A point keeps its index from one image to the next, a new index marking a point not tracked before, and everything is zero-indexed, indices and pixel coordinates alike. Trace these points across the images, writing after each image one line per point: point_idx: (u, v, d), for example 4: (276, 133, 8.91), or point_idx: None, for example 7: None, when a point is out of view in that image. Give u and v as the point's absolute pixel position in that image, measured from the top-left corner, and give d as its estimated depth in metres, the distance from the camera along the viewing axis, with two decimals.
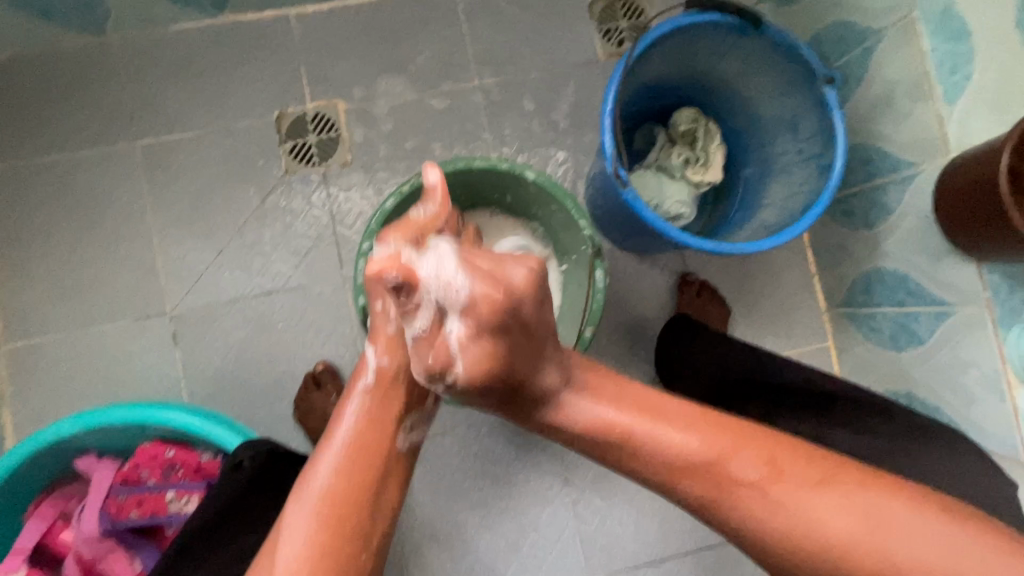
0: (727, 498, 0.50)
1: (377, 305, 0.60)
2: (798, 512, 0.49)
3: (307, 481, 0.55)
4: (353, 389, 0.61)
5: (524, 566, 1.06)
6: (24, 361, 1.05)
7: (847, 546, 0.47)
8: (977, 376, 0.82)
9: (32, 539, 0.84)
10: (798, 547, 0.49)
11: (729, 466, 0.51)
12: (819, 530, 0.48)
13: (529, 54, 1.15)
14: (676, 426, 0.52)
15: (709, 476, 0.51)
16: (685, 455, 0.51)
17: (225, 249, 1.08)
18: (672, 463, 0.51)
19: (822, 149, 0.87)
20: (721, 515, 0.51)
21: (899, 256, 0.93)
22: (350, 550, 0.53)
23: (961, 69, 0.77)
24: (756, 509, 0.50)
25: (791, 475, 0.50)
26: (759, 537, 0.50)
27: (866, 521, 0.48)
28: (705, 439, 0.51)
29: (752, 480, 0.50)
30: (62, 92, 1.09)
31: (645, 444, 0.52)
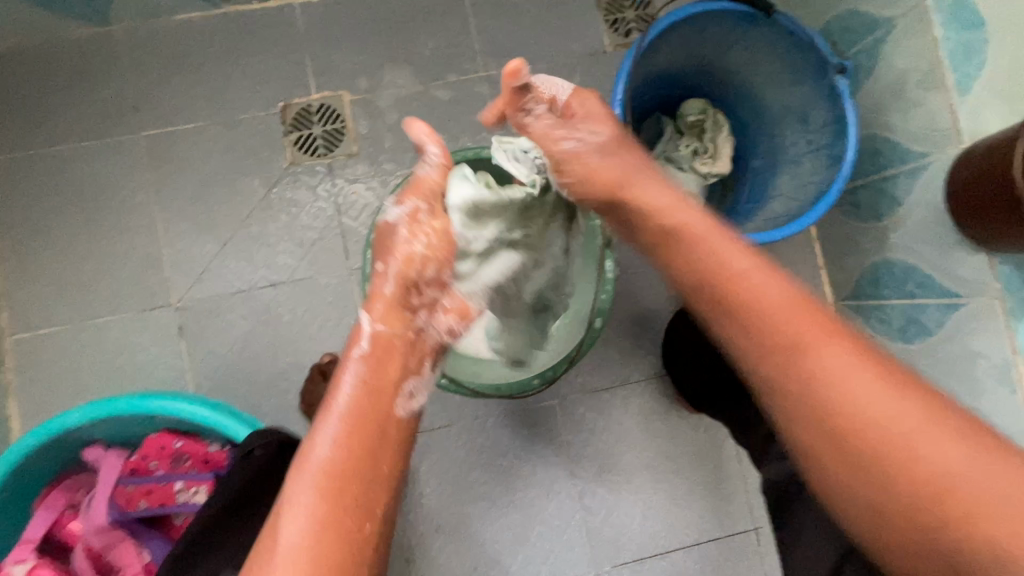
0: (793, 361, 0.47)
1: (380, 265, 0.65)
2: (863, 407, 0.45)
3: (305, 455, 0.53)
4: (349, 355, 0.61)
5: (529, 558, 1.06)
6: (29, 353, 1.05)
7: (901, 453, 0.43)
8: (987, 367, 0.82)
9: (41, 530, 0.84)
10: (840, 442, 0.45)
11: (822, 334, 0.47)
12: (879, 424, 0.44)
13: (535, 45, 1.14)
14: (772, 281, 0.51)
15: (782, 328, 0.48)
16: (768, 293, 0.50)
17: (230, 241, 1.08)
18: (752, 310, 0.50)
19: (833, 139, 0.87)
20: (790, 366, 0.47)
21: (908, 247, 0.92)
22: (355, 521, 0.51)
23: (975, 58, 0.77)
24: (833, 375, 0.46)
25: (880, 378, 0.45)
26: (804, 407, 0.47)
27: (937, 442, 0.42)
28: (793, 309, 0.49)
29: (839, 354, 0.46)
30: (66, 82, 1.09)
31: (716, 274, 0.53)
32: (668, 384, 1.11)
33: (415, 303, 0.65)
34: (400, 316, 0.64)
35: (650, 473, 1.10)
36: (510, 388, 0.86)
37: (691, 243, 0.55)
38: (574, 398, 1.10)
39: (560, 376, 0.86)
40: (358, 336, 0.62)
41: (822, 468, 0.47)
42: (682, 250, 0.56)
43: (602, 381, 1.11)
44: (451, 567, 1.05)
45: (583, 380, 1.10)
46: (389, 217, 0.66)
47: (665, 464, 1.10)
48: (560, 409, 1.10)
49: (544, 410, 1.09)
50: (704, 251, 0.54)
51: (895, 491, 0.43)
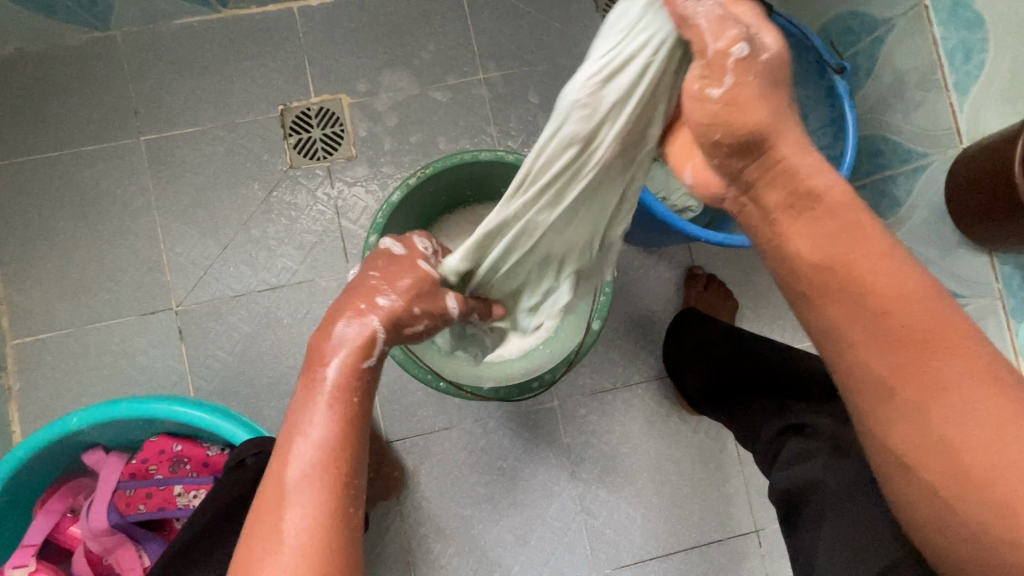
0: (913, 361, 0.43)
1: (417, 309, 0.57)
2: (978, 420, 0.42)
3: (298, 452, 0.51)
4: (337, 351, 0.54)
5: (530, 560, 1.06)
6: (30, 357, 1.05)
7: (1006, 466, 0.41)
8: None
9: (40, 534, 0.84)
10: (945, 452, 0.43)
11: (951, 337, 0.43)
12: (991, 437, 0.41)
13: (534, 47, 1.14)
14: (908, 271, 0.44)
15: (903, 323, 0.43)
16: (901, 288, 0.44)
17: (230, 244, 1.08)
18: (872, 300, 0.44)
19: (832, 139, 0.87)
20: (907, 362, 0.43)
21: (908, 248, 0.90)
22: (355, 508, 0.51)
23: (975, 59, 0.78)
24: (952, 379, 0.42)
25: (992, 393, 0.42)
26: (915, 409, 0.43)
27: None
28: (925, 311, 0.43)
29: (960, 360, 0.42)
30: (66, 88, 1.09)
31: (841, 263, 0.45)
32: (669, 386, 1.11)
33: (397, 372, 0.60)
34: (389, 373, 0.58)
35: (651, 474, 1.10)
36: (508, 392, 0.87)
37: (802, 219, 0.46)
38: (574, 400, 1.10)
39: (559, 379, 0.87)
40: (366, 350, 0.54)
41: (923, 475, 0.44)
42: (821, 221, 0.45)
43: (602, 383, 1.11)
44: (451, 570, 1.05)
45: (583, 381, 1.10)
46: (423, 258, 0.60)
47: (666, 465, 1.10)
48: (560, 410, 1.09)
49: (544, 412, 1.09)
50: (831, 235, 0.45)
51: (996, 505, 0.41)
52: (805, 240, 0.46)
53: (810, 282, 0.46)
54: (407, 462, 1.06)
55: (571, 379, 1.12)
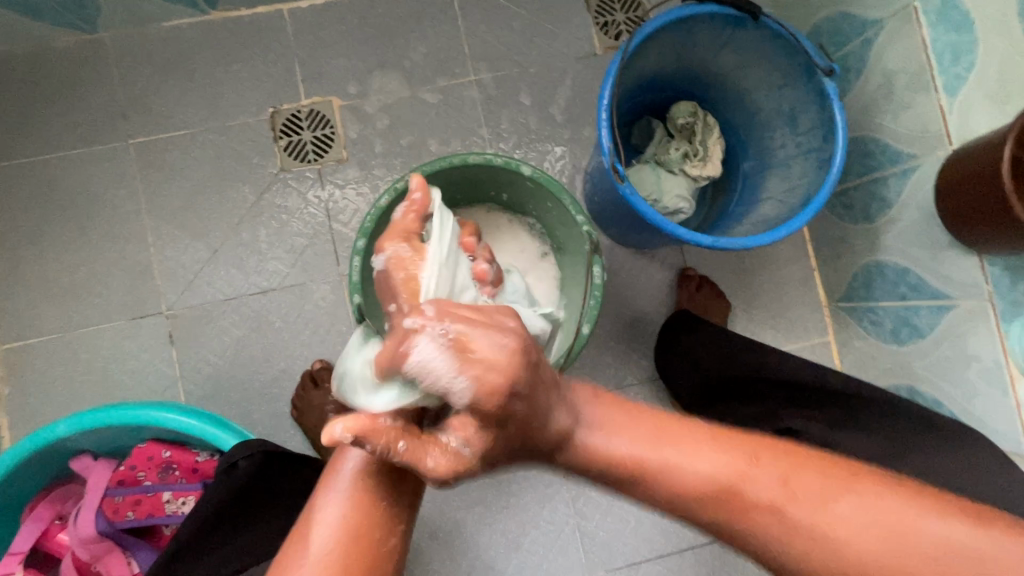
0: (731, 506, 0.51)
1: (392, 307, 0.54)
2: (813, 522, 0.50)
3: (338, 466, 0.58)
4: None
5: (524, 564, 1.06)
6: (19, 362, 1.04)
7: (855, 560, 0.49)
8: (979, 370, 0.81)
9: (28, 542, 0.83)
10: (830, 558, 0.49)
11: (750, 473, 0.51)
12: (839, 530, 0.49)
13: (526, 48, 1.14)
14: (703, 442, 0.53)
15: (718, 489, 0.51)
16: (718, 490, 0.51)
17: (220, 248, 1.08)
18: (686, 495, 0.52)
19: (822, 142, 0.85)
20: (733, 519, 0.51)
21: (900, 249, 0.92)
22: (381, 533, 0.56)
23: (964, 59, 0.76)
24: (770, 502, 0.51)
25: (802, 483, 0.51)
26: (768, 541, 0.51)
27: (868, 536, 0.49)
28: (706, 451, 0.52)
29: (770, 487, 0.51)
30: (53, 91, 1.08)
31: (660, 470, 0.52)
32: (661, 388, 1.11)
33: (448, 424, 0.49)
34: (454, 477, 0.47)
35: None
36: None
37: (649, 472, 0.52)
38: None
39: None
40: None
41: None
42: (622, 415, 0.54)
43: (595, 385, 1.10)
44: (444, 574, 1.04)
45: None
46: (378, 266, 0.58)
47: None
48: None
49: None
50: (656, 474, 0.52)
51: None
52: (616, 440, 0.52)
53: (630, 470, 0.52)
54: None
55: None
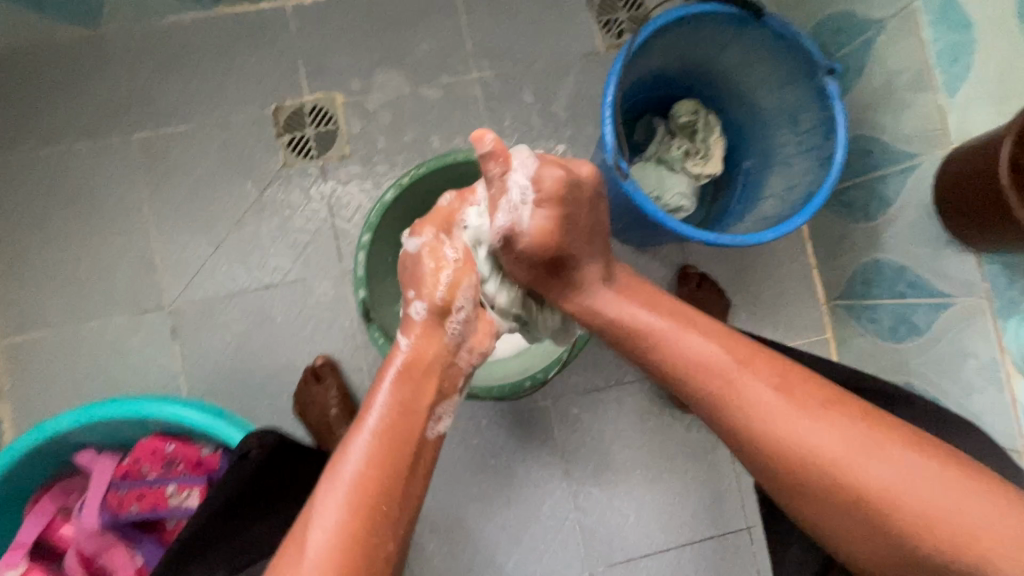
0: (727, 389, 0.59)
1: (411, 293, 0.66)
2: (787, 423, 0.56)
3: (334, 472, 0.55)
4: (386, 370, 0.62)
5: (524, 558, 1.06)
6: (21, 356, 1.05)
7: (829, 462, 0.54)
8: (976, 366, 0.82)
9: (33, 533, 0.84)
10: (797, 452, 0.55)
11: (744, 376, 0.59)
12: (800, 438, 0.55)
13: (529, 46, 1.15)
14: (698, 334, 0.63)
15: (713, 376, 0.60)
16: (710, 368, 0.60)
17: (223, 243, 1.08)
18: (675, 365, 0.62)
19: (824, 140, 0.86)
20: (729, 410, 0.59)
21: (898, 247, 0.93)
22: (379, 539, 0.53)
23: (962, 61, 0.77)
24: (762, 409, 0.57)
25: (800, 392, 0.57)
26: (750, 427, 0.58)
27: (837, 438, 0.54)
28: (702, 341, 0.62)
29: (766, 395, 0.58)
30: (57, 85, 1.08)
31: (664, 341, 0.63)
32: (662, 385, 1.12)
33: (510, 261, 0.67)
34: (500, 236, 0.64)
35: (644, 473, 1.10)
36: (500, 390, 0.85)
37: (651, 346, 0.64)
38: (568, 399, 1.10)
39: (551, 378, 0.86)
40: (411, 360, 0.63)
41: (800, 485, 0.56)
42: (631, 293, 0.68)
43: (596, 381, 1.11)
44: (445, 568, 1.05)
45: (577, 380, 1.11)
46: (410, 247, 0.67)
47: (658, 463, 1.11)
48: (554, 409, 1.10)
49: (538, 410, 1.09)
50: (659, 344, 0.63)
51: (835, 488, 0.54)
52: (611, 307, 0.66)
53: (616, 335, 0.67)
54: None
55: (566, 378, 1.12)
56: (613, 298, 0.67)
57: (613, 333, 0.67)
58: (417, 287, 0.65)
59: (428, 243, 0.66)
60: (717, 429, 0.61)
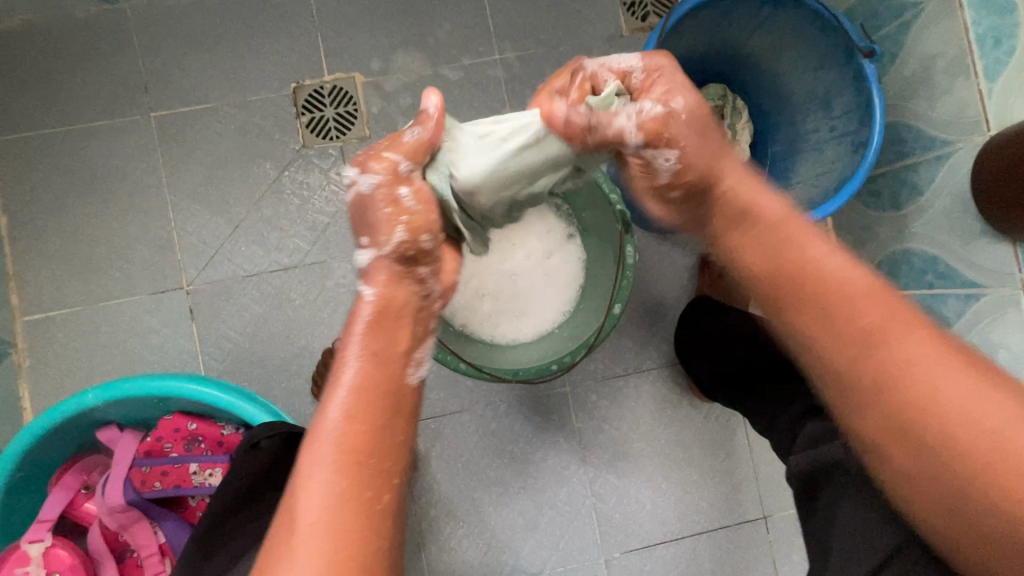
0: (868, 349, 0.48)
1: (365, 240, 0.57)
2: (940, 393, 0.46)
3: (315, 430, 0.49)
4: (352, 327, 0.54)
5: (540, 543, 1.06)
6: (39, 334, 1.04)
7: (967, 437, 0.45)
8: (1007, 358, 0.81)
9: (57, 509, 0.83)
10: (935, 426, 0.46)
11: (896, 332, 0.48)
12: (958, 398, 0.45)
13: (551, 28, 1.13)
14: (844, 265, 0.51)
15: (850, 312, 0.49)
16: (853, 297, 0.50)
17: (242, 224, 1.07)
18: (809, 291, 0.51)
19: (858, 125, 0.84)
20: (865, 353, 0.48)
21: (928, 237, 0.92)
22: (372, 491, 0.48)
23: (1005, 44, 0.75)
24: (910, 365, 0.47)
25: (968, 362, 0.46)
26: (884, 381, 0.48)
27: (985, 412, 0.44)
28: (847, 281, 0.50)
29: (921, 346, 0.47)
30: (74, 61, 1.07)
31: (800, 272, 0.52)
32: (681, 373, 1.11)
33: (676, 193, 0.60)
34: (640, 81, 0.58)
35: (661, 460, 1.10)
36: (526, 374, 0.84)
37: (789, 263, 0.53)
38: (586, 385, 1.10)
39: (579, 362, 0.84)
40: (381, 307, 0.55)
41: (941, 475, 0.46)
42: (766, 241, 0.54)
43: (615, 368, 1.11)
44: (461, 552, 1.05)
45: (596, 367, 1.10)
46: (362, 189, 0.56)
47: (675, 451, 1.10)
48: (571, 396, 1.09)
49: (556, 397, 1.09)
50: (784, 262, 0.53)
51: (955, 474, 0.45)
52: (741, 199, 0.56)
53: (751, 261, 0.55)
54: (419, 444, 1.06)
55: (584, 364, 1.12)
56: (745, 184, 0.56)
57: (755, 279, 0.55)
58: (375, 234, 0.56)
59: (383, 182, 0.56)
60: (833, 365, 0.51)
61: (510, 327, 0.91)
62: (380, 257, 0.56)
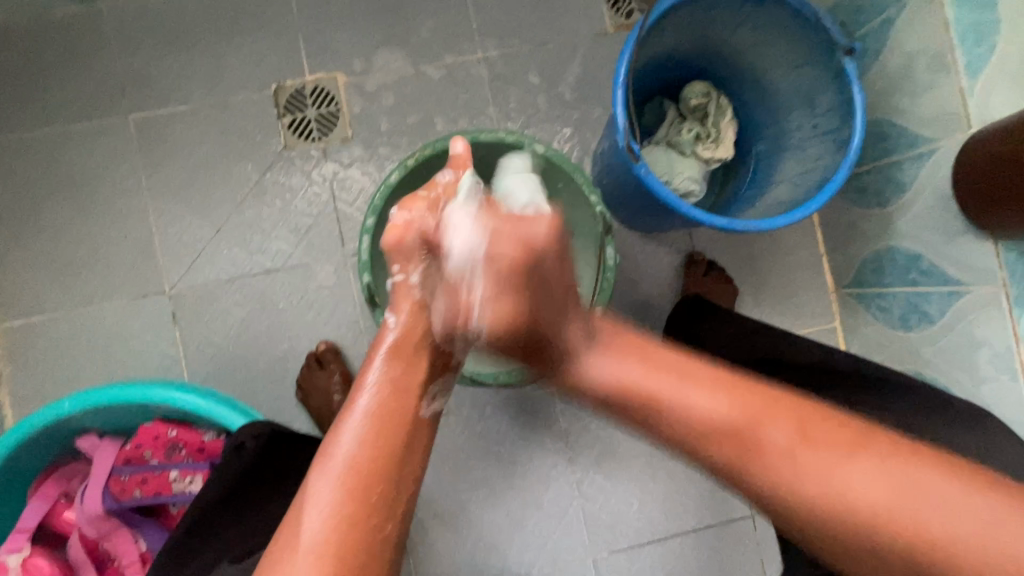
0: (746, 450, 0.48)
1: (396, 268, 0.63)
2: (821, 480, 0.45)
3: (328, 451, 0.51)
4: (374, 355, 0.60)
5: (528, 545, 1.06)
6: (20, 341, 1.03)
7: (860, 519, 0.44)
8: (990, 355, 0.81)
9: (35, 519, 0.83)
10: (830, 512, 0.45)
11: (756, 429, 0.48)
12: (832, 491, 0.45)
13: (534, 25, 1.11)
14: (701, 387, 0.50)
15: (723, 433, 0.49)
16: (717, 428, 0.49)
17: (224, 227, 1.06)
18: (674, 417, 0.50)
19: (840, 123, 0.84)
20: (745, 476, 0.48)
21: (912, 234, 0.91)
22: (378, 519, 0.49)
23: (986, 41, 0.74)
24: (785, 473, 0.46)
25: (820, 436, 0.47)
26: (780, 494, 0.47)
27: (874, 490, 0.44)
28: (704, 396, 0.49)
29: (780, 445, 0.47)
30: (50, 63, 1.05)
31: (668, 401, 0.50)
32: None
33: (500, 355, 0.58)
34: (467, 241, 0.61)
35: (649, 460, 1.10)
36: (508, 377, 0.84)
37: (661, 402, 0.50)
38: None
39: None
40: (402, 336, 0.60)
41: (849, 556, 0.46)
42: (623, 349, 0.53)
43: None
44: (448, 554, 1.05)
45: None
46: (396, 220, 0.62)
47: (663, 451, 1.10)
48: (559, 397, 1.09)
49: (543, 398, 1.09)
50: (657, 406, 0.51)
51: (876, 551, 0.44)
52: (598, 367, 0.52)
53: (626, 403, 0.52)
54: None
55: None
56: (613, 356, 0.53)
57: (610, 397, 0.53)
58: (406, 262, 0.62)
59: (416, 216, 0.62)
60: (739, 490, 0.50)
61: None
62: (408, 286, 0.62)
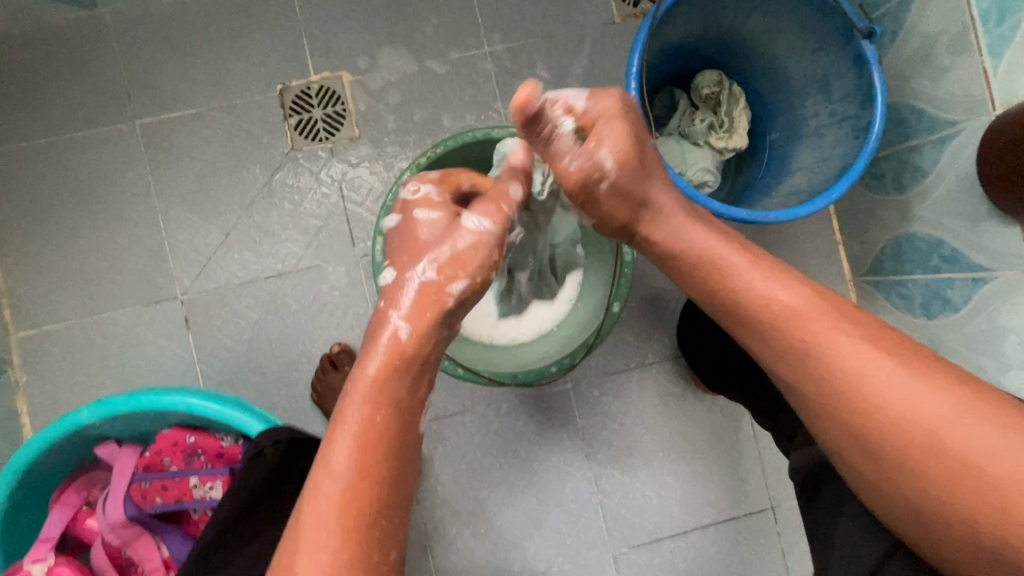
0: (807, 336, 0.54)
1: (430, 272, 0.59)
2: (875, 381, 0.51)
3: (319, 474, 0.48)
4: (368, 361, 0.54)
5: (547, 541, 1.06)
6: (35, 350, 1.04)
7: (897, 417, 0.49)
8: (1016, 342, 0.80)
9: (57, 528, 0.83)
10: (874, 410, 0.50)
11: (822, 321, 0.54)
12: (906, 408, 0.49)
13: (540, 17, 1.10)
14: (780, 280, 0.57)
15: (791, 326, 0.55)
16: (789, 312, 0.55)
17: (233, 231, 1.06)
18: (745, 304, 0.58)
19: (859, 109, 0.82)
20: (802, 357, 0.54)
21: (933, 220, 0.90)
22: (379, 553, 0.47)
23: (1009, 19, 0.72)
24: (842, 360, 0.52)
25: (885, 346, 0.52)
26: (831, 381, 0.53)
27: (920, 398, 0.49)
28: (779, 288, 0.57)
29: (844, 338, 0.53)
30: (55, 70, 1.05)
31: (739, 284, 0.59)
32: (683, 365, 1.10)
33: (618, 209, 0.65)
34: (583, 181, 0.64)
35: (666, 454, 1.09)
36: (526, 376, 0.82)
37: (732, 289, 0.59)
38: (588, 381, 1.09)
39: (578, 363, 0.82)
40: (413, 350, 0.55)
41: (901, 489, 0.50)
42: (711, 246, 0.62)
43: (617, 364, 1.09)
44: (468, 552, 1.05)
45: (598, 363, 1.09)
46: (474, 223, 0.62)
47: (680, 444, 1.09)
48: (574, 393, 1.08)
49: (558, 394, 1.08)
50: (728, 286, 0.59)
51: (907, 459, 0.49)
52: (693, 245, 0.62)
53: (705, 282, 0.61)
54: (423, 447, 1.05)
55: (586, 360, 1.11)
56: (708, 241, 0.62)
57: (688, 277, 0.63)
58: (451, 267, 0.59)
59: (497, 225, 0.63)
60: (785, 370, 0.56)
61: (509, 327, 0.91)
62: (456, 290, 0.59)
